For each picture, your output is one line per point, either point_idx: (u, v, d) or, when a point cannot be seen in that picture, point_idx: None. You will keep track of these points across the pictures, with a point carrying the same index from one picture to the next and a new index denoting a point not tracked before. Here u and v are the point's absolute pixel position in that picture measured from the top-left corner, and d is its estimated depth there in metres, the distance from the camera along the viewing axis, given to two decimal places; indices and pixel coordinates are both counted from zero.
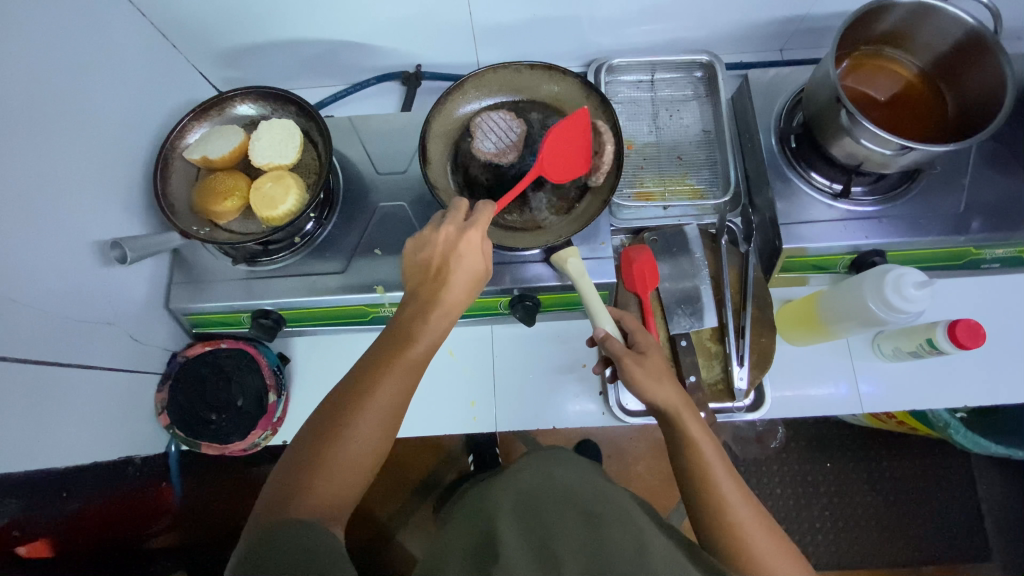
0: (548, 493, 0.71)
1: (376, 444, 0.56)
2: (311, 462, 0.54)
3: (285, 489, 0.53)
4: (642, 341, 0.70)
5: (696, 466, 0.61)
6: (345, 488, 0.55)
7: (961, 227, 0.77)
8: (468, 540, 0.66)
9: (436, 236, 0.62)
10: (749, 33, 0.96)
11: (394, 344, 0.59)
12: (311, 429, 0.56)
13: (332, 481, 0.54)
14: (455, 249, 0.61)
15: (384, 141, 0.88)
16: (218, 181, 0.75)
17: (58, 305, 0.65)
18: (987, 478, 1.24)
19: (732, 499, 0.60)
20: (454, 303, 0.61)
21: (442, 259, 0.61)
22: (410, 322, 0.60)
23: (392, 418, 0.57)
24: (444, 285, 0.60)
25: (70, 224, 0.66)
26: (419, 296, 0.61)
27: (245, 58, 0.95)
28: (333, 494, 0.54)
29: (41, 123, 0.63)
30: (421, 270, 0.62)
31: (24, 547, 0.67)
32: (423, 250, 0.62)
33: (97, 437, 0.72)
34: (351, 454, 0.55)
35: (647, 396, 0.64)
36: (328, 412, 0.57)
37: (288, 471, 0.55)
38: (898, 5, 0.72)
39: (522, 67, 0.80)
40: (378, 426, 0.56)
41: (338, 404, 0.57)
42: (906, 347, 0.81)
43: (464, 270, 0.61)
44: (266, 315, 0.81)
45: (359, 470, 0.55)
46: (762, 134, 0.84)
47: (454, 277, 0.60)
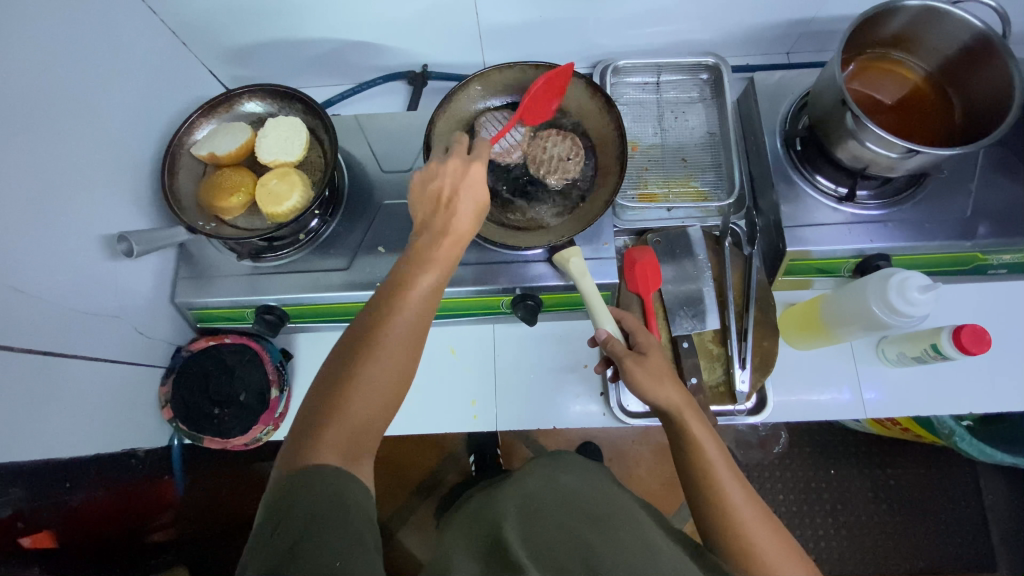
0: (552, 496, 0.71)
1: (398, 376, 0.54)
2: (333, 402, 0.52)
3: (302, 438, 0.51)
4: (645, 343, 0.68)
5: (701, 466, 0.61)
6: (371, 422, 0.53)
7: (967, 233, 0.77)
8: (479, 541, 0.67)
9: (444, 169, 0.62)
10: (755, 35, 0.96)
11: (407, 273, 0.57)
12: (328, 370, 0.54)
13: (357, 416, 0.52)
14: (464, 181, 0.62)
15: (389, 140, 0.88)
16: (224, 176, 0.76)
17: (65, 296, 0.66)
18: (993, 488, 1.23)
19: (737, 499, 0.59)
20: (464, 232, 0.61)
21: (451, 190, 0.62)
22: (421, 252, 0.58)
23: (412, 348, 0.56)
24: (455, 214, 0.60)
25: (79, 217, 0.67)
26: (429, 227, 0.60)
27: (253, 57, 0.96)
28: (358, 431, 0.51)
29: (49, 117, 0.63)
30: (429, 202, 0.61)
31: (29, 538, 0.66)
32: (430, 182, 0.62)
33: (100, 427, 0.73)
34: (376, 387, 0.53)
35: (648, 396, 0.64)
36: (343, 351, 0.54)
37: (306, 417, 0.52)
38: (904, 8, 0.72)
39: (528, 68, 0.80)
40: (401, 355, 0.54)
41: (354, 342, 0.54)
42: (910, 353, 0.80)
43: (473, 200, 0.61)
44: (270, 311, 0.82)
45: (383, 403, 0.53)
46: (767, 137, 0.84)
47: (462, 206, 0.61)
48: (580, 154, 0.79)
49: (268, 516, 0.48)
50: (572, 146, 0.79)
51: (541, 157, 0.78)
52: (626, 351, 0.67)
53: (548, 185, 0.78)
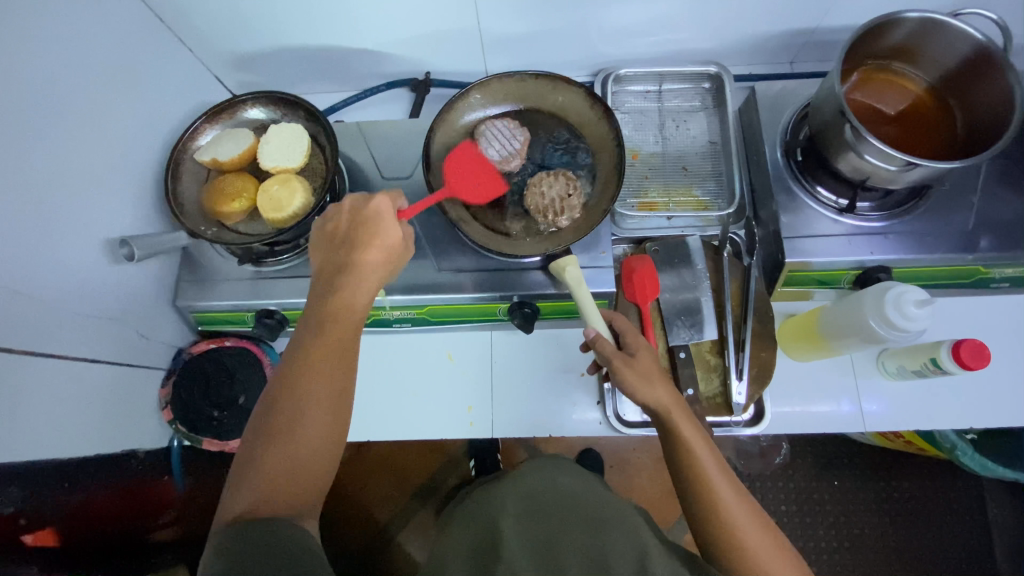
0: (550, 497, 0.72)
1: (328, 424, 0.57)
2: (268, 449, 0.55)
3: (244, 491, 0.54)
4: (635, 344, 0.68)
5: (689, 460, 0.61)
6: (306, 468, 0.56)
7: (969, 246, 0.76)
8: (478, 541, 0.67)
9: (339, 211, 0.64)
10: (758, 45, 0.95)
11: (316, 321, 0.59)
12: (256, 420, 0.57)
13: (292, 462, 0.55)
14: (359, 220, 0.63)
15: (390, 147, 0.89)
16: (227, 182, 0.77)
17: (67, 299, 0.67)
18: (998, 502, 1.21)
19: (726, 495, 0.59)
20: (371, 272, 0.61)
21: (347, 229, 0.63)
22: (326, 299, 0.60)
23: (338, 395, 0.58)
24: (355, 254, 0.61)
25: (82, 222, 0.68)
26: (332, 269, 0.61)
27: (258, 63, 0.97)
28: (295, 486, 0.55)
29: (53, 122, 0.64)
30: (331, 247, 0.63)
31: (31, 535, 0.68)
32: (330, 227, 0.64)
33: (100, 428, 0.74)
34: (307, 433, 0.56)
35: (638, 398, 0.64)
36: (269, 402, 0.57)
37: (244, 468, 0.55)
38: (906, 19, 0.72)
39: (527, 77, 0.81)
40: (324, 401, 0.57)
41: (280, 396, 0.57)
42: (910, 366, 0.80)
43: (375, 236, 0.61)
44: (270, 316, 0.82)
45: (315, 447, 0.56)
46: (768, 147, 0.84)
47: (362, 244, 0.61)
48: (578, 185, 0.77)
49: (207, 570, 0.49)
50: (566, 181, 0.77)
51: (543, 205, 0.76)
52: (615, 351, 0.67)
53: (561, 228, 0.77)
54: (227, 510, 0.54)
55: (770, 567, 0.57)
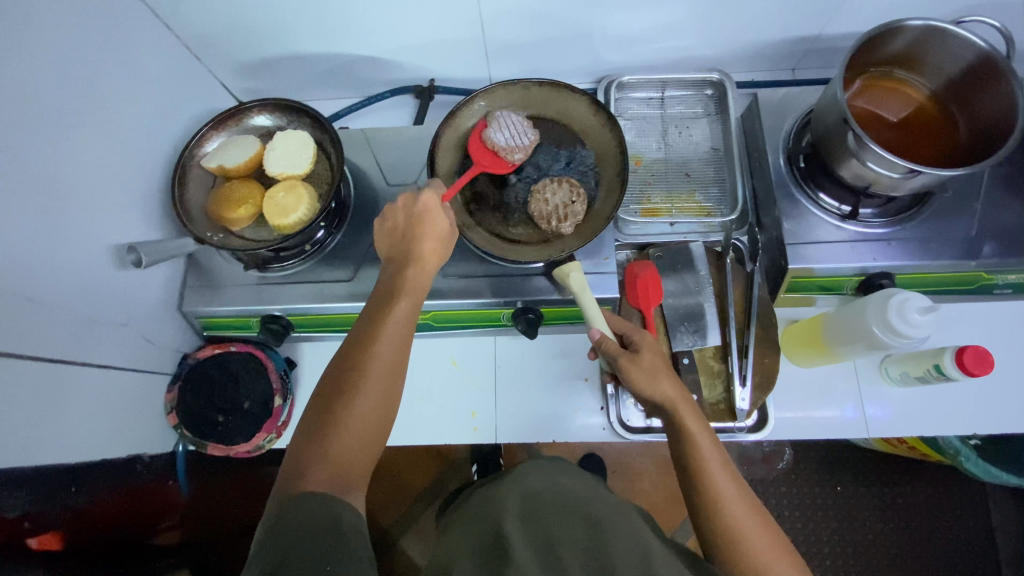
0: (553, 496, 0.73)
1: (382, 403, 0.60)
2: (321, 429, 0.58)
3: (295, 470, 0.56)
4: (641, 341, 0.69)
5: (689, 454, 0.62)
6: (357, 449, 0.58)
7: (973, 252, 0.76)
8: (483, 541, 0.67)
9: (396, 206, 0.68)
10: (760, 52, 0.96)
11: (376, 309, 0.63)
12: (311, 405, 0.60)
13: (344, 440, 0.57)
14: (417, 210, 0.67)
15: (395, 153, 0.89)
16: (233, 189, 0.77)
17: (74, 305, 0.67)
18: (1002, 509, 1.21)
19: (726, 491, 0.60)
20: (429, 258, 0.65)
21: (406, 222, 0.67)
22: (387, 287, 0.64)
23: (394, 374, 0.61)
24: (414, 244, 0.65)
25: (89, 228, 0.69)
26: (395, 258, 0.66)
27: (264, 70, 0.98)
28: (344, 460, 0.57)
29: (63, 132, 0.65)
30: (391, 238, 0.68)
31: (35, 539, 0.68)
32: (390, 220, 0.68)
33: (105, 433, 0.74)
34: (359, 413, 0.58)
35: (646, 392, 0.65)
36: (326, 386, 0.60)
37: (298, 446, 0.58)
38: (908, 28, 0.72)
39: (531, 85, 0.82)
40: (379, 380, 0.60)
41: (337, 378, 0.60)
42: (913, 372, 0.80)
43: (432, 225, 0.66)
44: (275, 320, 0.83)
45: (370, 424, 0.59)
46: (770, 153, 0.84)
47: (421, 234, 0.66)
48: (581, 192, 0.77)
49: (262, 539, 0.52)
50: (570, 188, 0.77)
51: (546, 211, 0.76)
52: (621, 350, 0.68)
53: (565, 234, 0.77)
54: (283, 483, 0.56)
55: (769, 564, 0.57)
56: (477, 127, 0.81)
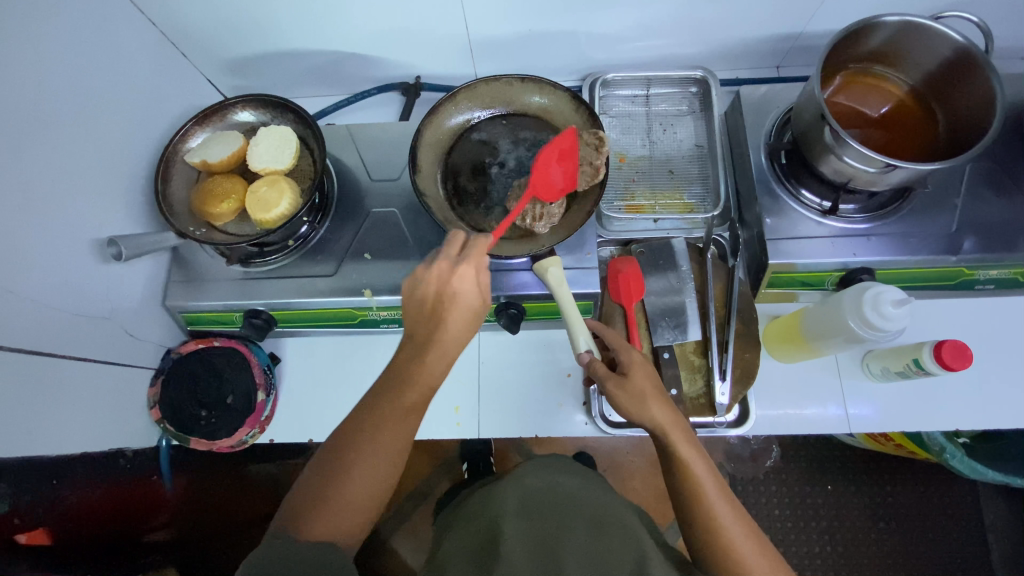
0: (552, 497, 0.72)
1: (385, 473, 0.59)
2: (325, 477, 0.59)
3: (298, 510, 0.58)
4: (630, 361, 0.67)
5: (686, 482, 0.61)
6: (353, 512, 0.58)
7: (953, 247, 0.77)
8: (478, 540, 0.67)
9: (429, 273, 0.61)
10: (744, 50, 0.96)
11: (399, 381, 0.61)
12: (317, 461, 0.61)
13: (342, 503, 0.58)
14: (451, 286, 0.60)
15: (379, 149, 0.90)
16: (217, 184, 0.78)
17: (56, 298, 0.68)
18: (993, 507, 1.21)
19: (725, 516, 0.59)
20: (454, 337, 0.60)
21: (436, 295, 0.60)
22: (410, 362, 0.61)
23: (401, 447, 0.60)
24: (441, 321, 0.60)
25: (72, 221, 0.69)
26: (417, 333, 0.61)
27: (251, 67, 0.99)
28: (340, 521, 0.57)
29: (46, 126, 0.66)
30: (417, 309, 0.61)
31: (24, 535, 0.70)
32: (419, 288, 0.61)
33: (87, 426, 0.74)
34: (362, 477, 0.58)
35: (633, 416, 0.64)
36: (338, 436, 0.61)
37: (302, 484, 0.60)
38: (884, 24, 0.72)
39: (513, 80, 0.82)
40: (385, 452, 0.59)
41: (343, 438, 0.60)
42: (894, 367, 0.80)
43: (461, 304, 0.60)
44: (257, 316, 0.83)
45: (369, 492, 0.59)
46: (752, 149, 0.84)
47: (450, 313, 0.59)
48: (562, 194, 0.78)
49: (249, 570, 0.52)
50: None
51: (524, 207, 0.77)
52: (609, 372, 0.66)
53: (540, 232, 0.77)
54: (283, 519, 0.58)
55: None
56: (566, 137, 0.76)
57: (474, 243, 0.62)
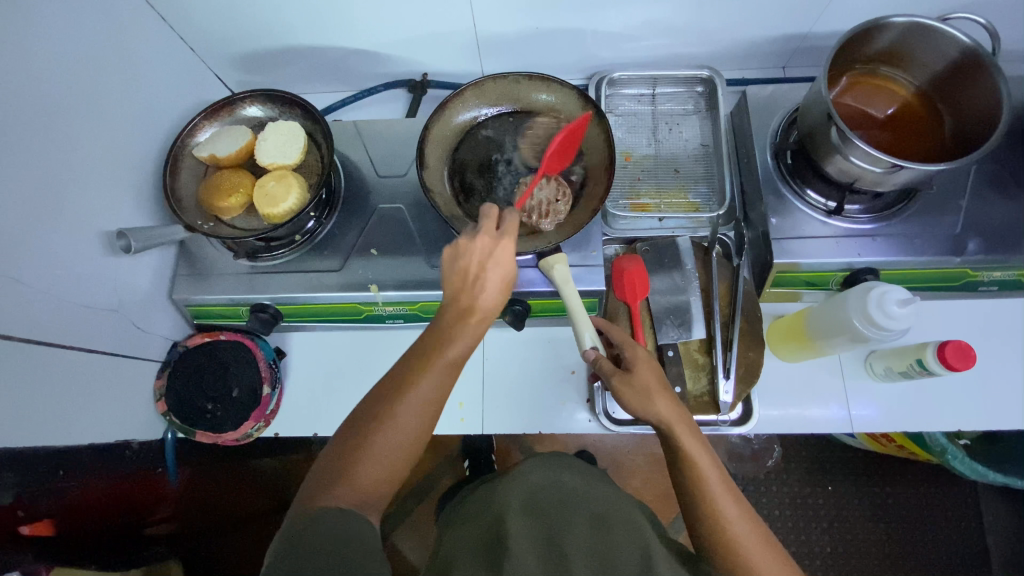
0: (557, 494, 0.72)
1: (415, 440, 0.58)
2: (349, 452, 0.56)
3: (321, 482, 0.55)
4: (632, 356, 0.68)
5: (690, 478, 0.61)
6: (381, 478, 0.56)
7: (957, 248, 0.77)
8: (482, 535, 0.68)
9: (473, 244, 0.61)
10: (750, 50, 0.97)
11: (432, 345, 0.59)
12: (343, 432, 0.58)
13: (370, 469, 0.55)
14: (493, 256, 0.60)
15: (386, 145, 0.90)
16: (225, 178, 0.78)
17: (65, 290, 0.68)
18: (993, 509, 1.21)
19: (729, 512, 0.59)
20: (490, 305, 0.60)
21: (478, 267, 0.61)
22: (446, 328, 0.60)
23: (431, 415, 0.59)
24: (482, 291, 0.60)
25: (80, 214, 0.70)
26: (456, 301, 0.60)
27: (258, 62, 0.99)
28: (367, 487, 0.55)
29: (55, 119, 0.66)
30: (458, 279, 0.61)
31: (28, 526, 0.70)
32: (461, 258, 0.61)
33: (94, 417, 0.75)
34: (389, 449, 0.56)
35: (639, 412, 0.65)
36: (359, 412, 0.58)
37: (327, 456, 0.57)
38: (891, 26, 0.73)
39: (520, 78, 0.83)
40: (416, 419, 0.57)
41: (373, 407, 0.58)
42: (897, 367, 0.80)
43: (500, 275, 0.60)
44: (264, 310, 0.84)
45: (398, 459, 0.57)
46: (757, 149, 0.85)
47: (491, 282, 0.60)
48: (567, 192, 0.78)
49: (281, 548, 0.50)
50: (557, 186, 0.78)
51: (530, 204, 0.77)
52: (615, 369, 0.68)
53: (545, 229, 0.78)
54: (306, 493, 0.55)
55: None
56: (577, 123, 0.76)
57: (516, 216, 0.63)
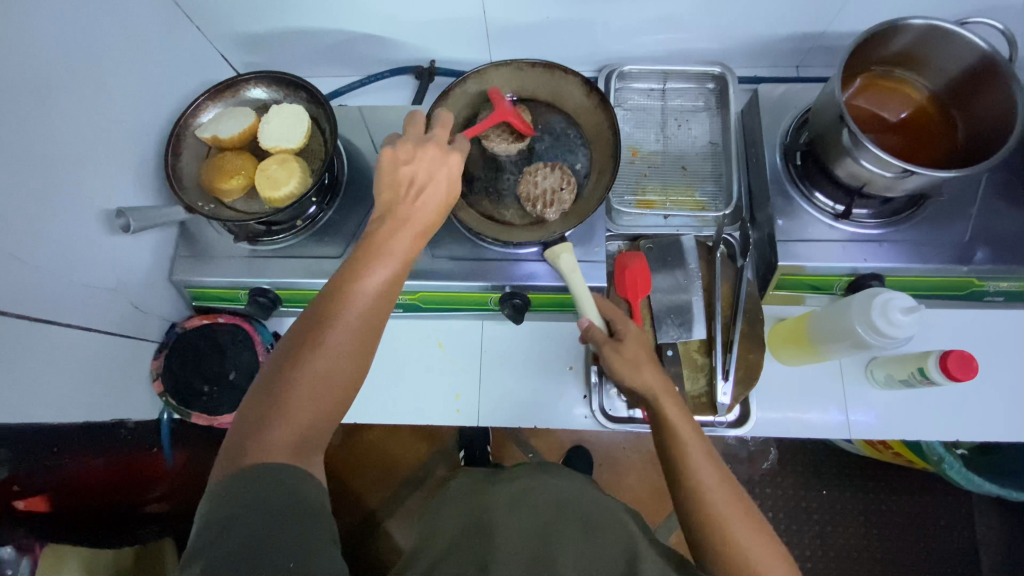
0: (543, 499, 0.71)
1: (351, 364, 0.54)
2: (278, 387, 0.52)
3: (249, 429, 0.51)
4: (626, 329, 0.68)
5: (671, 444, 0.60)
6: (315, 408, 0.52)
7: (964, 257, 0.76)
8: (467, 541, 0.67)
9: (415, 157, 0.60)
10: (765, 47, 0.95)
11: (364, 261, 0.56)
12: (271, 367, 0.54)
13: (302, 401, 0.52)
14: (435, 170, 0.60)
15: (390, 133, 0.89)
16: (227, 160, 0.78)
17: (64, 267, 0.68)
18: (988, 521, 1.21)
19: (710, 480, 0.57)
20: (426, 217, 0.59)
21: (419, 178, 0.60)
22: (375, 243, 0.57)
23: (368, 336, 0.55)
24: (418, 204, 0.59)
25: (81, 191, 0.69)
26: (390, 214, 0.58)
27: (265, 43, 0.98)
28: (302, 421, 0.52)
29: (59, 94, 0.66)
30: (392, 191, 0.59)
31: (23, 501, 0.72)
32: (398, 170, 0.59)
33: (90, 395, 0.75)
34: (322, 375, 0.53)
35: (627, 381, 0.65)
36: (287, 344, 0.54)
37: (254, 397, 0.53)
38: (909, 27, 0.71)
39: (524, 66, 0.81)
40: (351, 341, 0.54)
41: (299, 335, 0.54)
42: (898, 375, 0.80)
43: (444, 189, 0.60)
44: (264, 294, 0.83)
45: (334, 385, 0.53)
46: (767, 149, 0.84)
47: (430, 194, 0.59)
48: (571, 180, 0.77)
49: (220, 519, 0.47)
50: (561, 175, 0.77)
51: (535, 193, 0.77)
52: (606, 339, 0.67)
53: (549, 219, 0.77)
54: (235, 446, 0.51)
55: (758, 561, 0.54)
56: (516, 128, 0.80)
57: (459, 141, 0.65)
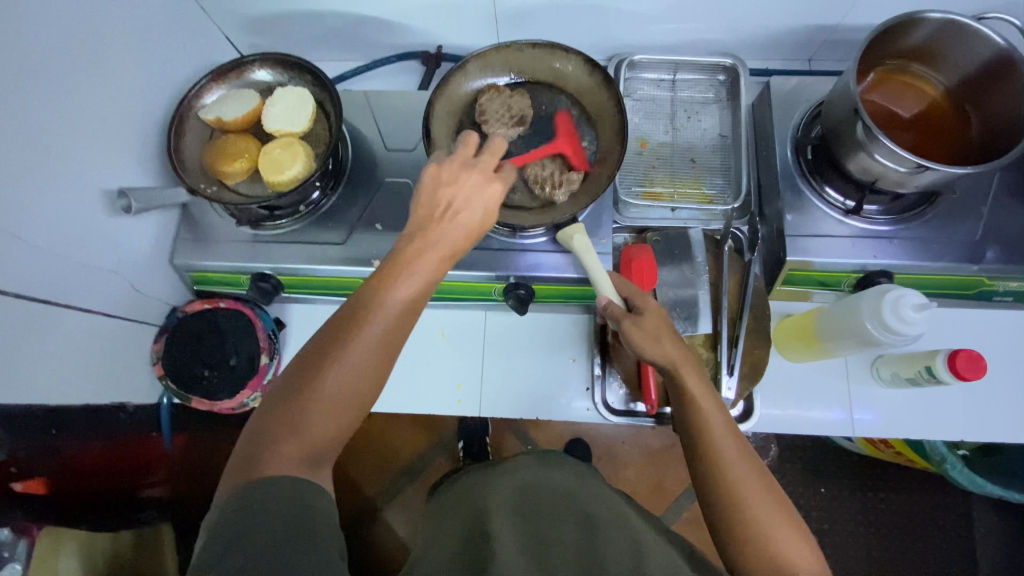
0: (544, 497, 0.71)
1: (365, 387, 0.54)
2: (291, 403, 0.52)
3: (260, 443, 0.51)
4: (644, 305, 0.66)
5: (693, 418, 0.59)
6: (327, 429, 0.52)
7: (975, 256, 0.75)
8: (468, 531, 0.66)
9: (451, 179, 0.60)
10: (778, 39, 0.93)
11: (387, 283, 0.56)
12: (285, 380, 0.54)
13: (315, 422, 0.52)
14: (466, 193, 0.60)
15: (396, 119, 0.88)
16: (230, 143, 0.77)
17: (65, 248, 0.67)
18: (986, 522, 1.21)
19: (731, 454, 0.57)
20: (455, 240, 0.59)
21: (452, 201, 0.59)
22: (402, 266, 0.56)
23: (385, 361, 0.55)
24: (449, 225, 0.58)
25: (82, 171, 0.68)
26: (421, 236, 0.58)
27: (269, 26, 0.96)
28: (312, 442, 0.52)
29: (62, 71, 0.64)
30: (425, 214, 0.59)
31: (21, 483, 0.69)
32: (431, 191, 0.59)
33: (90, 378, 0.74)
34: (336, 397, 0.52)
35: (647, 355, 0.62)
36: (304, 360, 0.54)
37: (267, 411, 0.53)
38: (927, 20, 0.70)
39: (524, 46, 0.80)
40: (368, 364, 0.54)
41: (317, 354, 0.54)
42: (904, 373, 0.79)
43: (478, 214, 0.60)
44: (264, 279, 0.82)
45: (347, 407, 0.53)
46: (778, 142, 0.82)
47: (462, 216, 0.59)
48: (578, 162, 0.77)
49: (225, 524, 0.47)
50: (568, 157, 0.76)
51: (541, 176, 0.76)
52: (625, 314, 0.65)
53: (558, 202, 0.76)
54: (244, 457, 0.51)
55: (776, 535, 0.53)
56: (575, 162, 0.77)
57: (508, 171, 0.64)
